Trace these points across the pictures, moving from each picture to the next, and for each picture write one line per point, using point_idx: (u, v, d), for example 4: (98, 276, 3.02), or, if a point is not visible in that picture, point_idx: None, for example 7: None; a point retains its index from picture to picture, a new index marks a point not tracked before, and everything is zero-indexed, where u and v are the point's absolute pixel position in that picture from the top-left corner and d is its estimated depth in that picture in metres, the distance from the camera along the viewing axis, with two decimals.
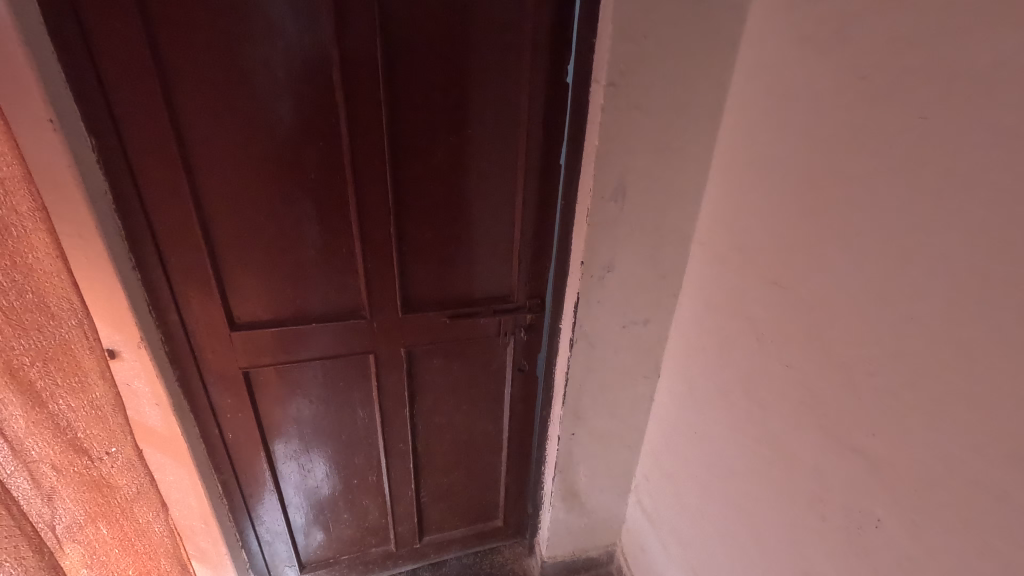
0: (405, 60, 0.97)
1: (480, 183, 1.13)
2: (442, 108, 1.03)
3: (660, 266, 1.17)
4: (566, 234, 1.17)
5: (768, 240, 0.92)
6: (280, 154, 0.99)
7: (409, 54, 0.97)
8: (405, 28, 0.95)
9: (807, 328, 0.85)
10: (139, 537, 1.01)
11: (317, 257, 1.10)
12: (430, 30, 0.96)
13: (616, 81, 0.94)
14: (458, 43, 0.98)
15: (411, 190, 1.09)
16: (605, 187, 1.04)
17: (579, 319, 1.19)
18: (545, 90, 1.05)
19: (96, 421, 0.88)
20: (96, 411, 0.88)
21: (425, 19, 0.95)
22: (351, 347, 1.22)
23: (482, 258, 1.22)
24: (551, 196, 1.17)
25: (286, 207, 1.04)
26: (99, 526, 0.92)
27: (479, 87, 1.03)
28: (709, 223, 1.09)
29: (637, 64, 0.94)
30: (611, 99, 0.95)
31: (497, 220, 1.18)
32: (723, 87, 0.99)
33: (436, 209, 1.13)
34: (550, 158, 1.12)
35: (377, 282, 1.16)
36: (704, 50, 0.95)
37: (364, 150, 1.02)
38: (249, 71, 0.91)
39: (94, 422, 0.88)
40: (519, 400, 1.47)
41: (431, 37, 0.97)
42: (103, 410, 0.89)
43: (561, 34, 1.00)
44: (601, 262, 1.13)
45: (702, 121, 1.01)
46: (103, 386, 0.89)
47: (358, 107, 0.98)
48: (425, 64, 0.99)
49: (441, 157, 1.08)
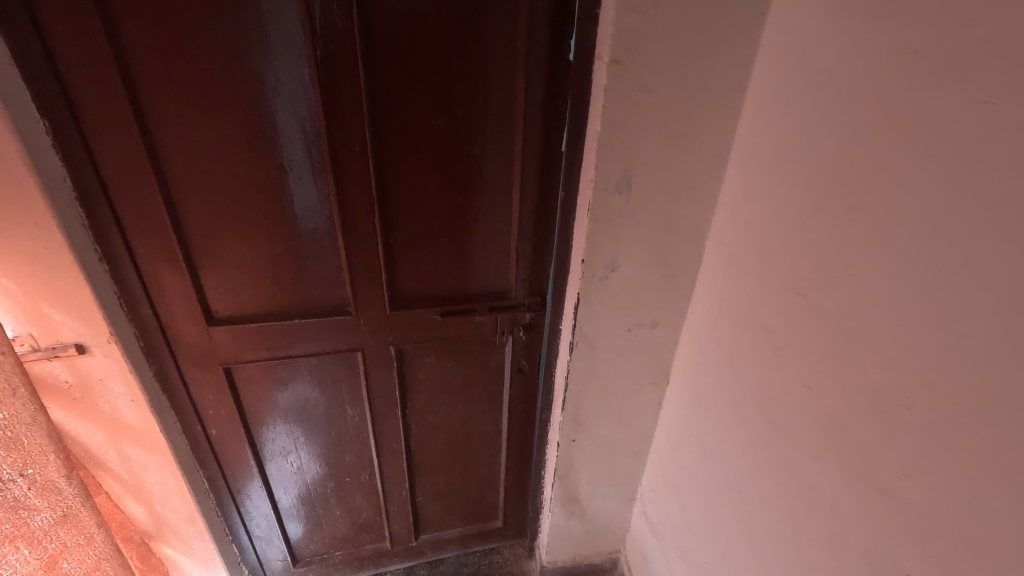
0: (386, 35, 0.88)
1: (474, 170, 1.04)
2: (429, 90, 0.94)
3: (669, 266, 1.06)
4: (567, 229, 1.07)
5: (791, 241, 0.81)
6: (252, 138, 0.91)
7: (391, 28, 0.88)
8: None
9: (831, 344, 0.74)
10: (69, 558, 0.98)
11: (299, 250, 1.04)
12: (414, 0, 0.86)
13: (622, 58, 0.82)
14: (446, 16, 0.88)
15: (398, 179, 1.01)
16: (608, 178, 0.93)
17: (579, 322, 1.10)
18: (544, 68, 0.94)
19: (8, 442, 0.85)
20: (9, 430, 0.85)
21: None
22: (338, 344, 1.15)
23: (476, 252, 1.14)
24: (552, 186, 1.07)
25: (262, 196, 0.97)
26: (18, 548, 0.88)
27: (471, 66, 0.93)
28: (725, 218, 0.98)
29: (646, 37, 0.81)
30: (616, 77, 0.83)
31: (495, 212, 1.10)
32: (746, 64, 0.86)
33: (425, 200, 1.05)
34: (551, 144, 1.02)
35: (363, 277, 1.08)
36: (724, 21, 0.82)
37: (343, 135, 0.93)
38: (215, 49, 0.84)
39: (4, 443, 0.84)
40: (519, 401, 1.39)
41: (416, 11, 0.87)
42: (15, 430, 0.86)
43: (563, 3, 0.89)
44: (604, 261, 1.02)
45: (721, 103, 0.89)
46: (17, 403, 0.86)
47: (334, 87, 0.89)
48: (410, 41, 0.89)
49: (430, 143, 0.99)
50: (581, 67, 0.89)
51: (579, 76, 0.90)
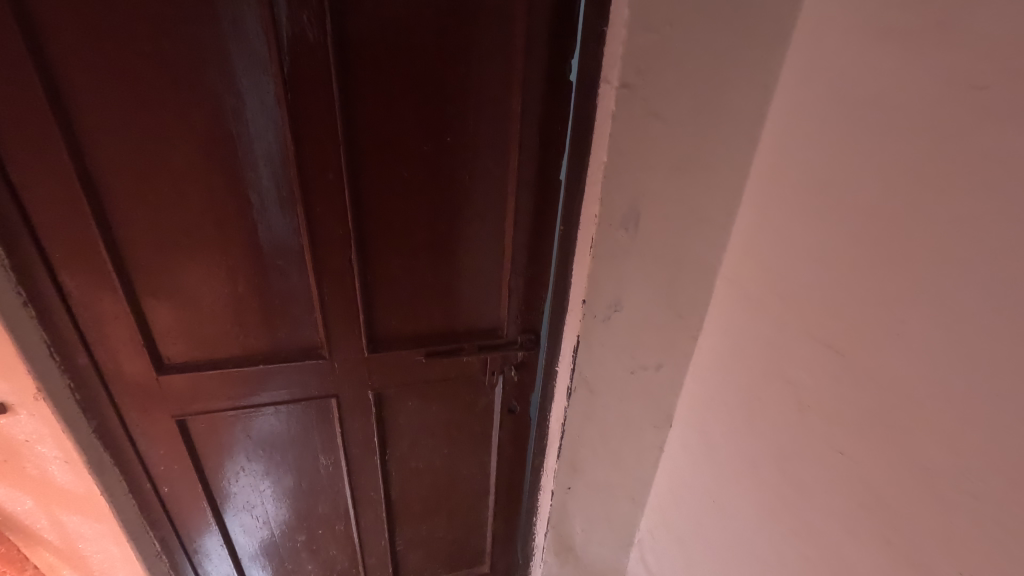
0: (365, 50, 0.77)
1: (463, 199, 0.93)
2: (413, 112, 0.84)
3: (676, 305, 0.97)
4: (566, 266, 0.96)
5: (823, 287, 0.72)
6: (207, 166, 0.80)
7: (370, 42, 0.77)
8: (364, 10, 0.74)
9: (875, 410, 0.66)
10: None
11: (265, 288, 0.92)
12: (398, 12, 0.76)
13: (632, 83, 0.73)
14: (433, 30, 0.78)
15: (379, 209, 0.90)
16: (613, 213, 0.83)
17: (577, 366, 1.00)
18: (542, 90, 0.85)
19: None
20: None
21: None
22: (309, 390, 1.03)
23: (463, 287, 1.03)
24: (549, 216, 0.98)
25: (219, 230, 0.85)
26: None
27: (461, 86, 0.83)
28: (739, 255, 0.89)
29: (659, 60, 0.72)
30: (626, 104, 0.74)
31: (486, 244, 1.00)
32: (766, 90, 0.78)
33: (409, 232, 0.94)
34: (549, 171, 0.92)
35: (338, 318, 0.97)
36: (744, 43, 0.74)
37: (314, 163, 0.82)
38: (165, 62, 0.72)
39: None
40: (509, 443, 1.28)
41: (399, 24, 0.77)
42: None
43: (565, 19, 0.79)
44: (607, 301, 0.93)
45: (738, 133, 0.81)
46: None
47: (304, 109, 0.78)
48: (393, 58, 0.79)
49: (414, 171, 0.88)
50: (584, 90, 0.80)
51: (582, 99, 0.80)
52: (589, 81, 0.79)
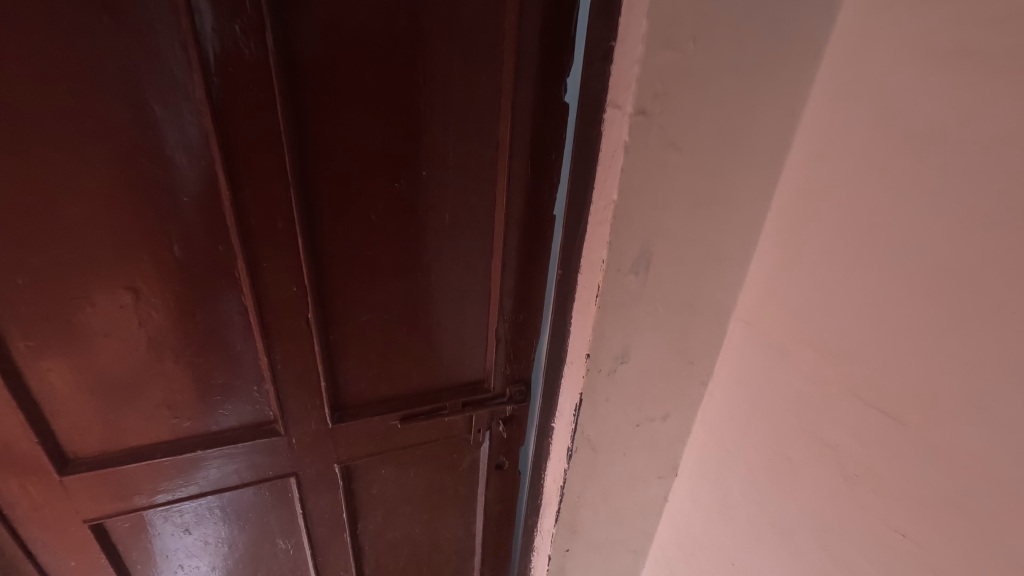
0: (319, 69, 0.62)
1: (441, 242, 0.79)
2: (381, 145, 0.69)
3: (687, 351, 0.86)
4: (563, 314, 0.83)
5: (874, 342, 0.63)
6: (116, 219, 0.63)
7: (326, 59, 0.61)
8: (316, 20, 0.59)
9: (948, 491, 0.57)
10: None
11: (202, 360, 0.74)
12: (361, 23, 0.61)
13: (649, 109, 0.61)
14: (404, 45, 0.64)
15: (341, 259, 0.74)
16: (623, 258, 0.71)
17: (580, 425, 0.88)
18: (534, 115, 0.72)
19: None
20: None
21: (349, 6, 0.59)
22: (262, 472, 0.86)
23: (443, 339, 0.89)
24: (540, 256, 0.85)
25: (136, 295, 0.68)
26: None
27: (438, 112, 0.69)
28: (760, 297, 0.79)
29: (681, 82, 0.61)
30: (641, 134, 0.62)
31: (469, 291, 0.86)
32: (793, 115, 0.68)
33: (378, 283, 0.79)
34: (541, 206, 0.80)
35: (294, 387, 0.80)
36: (774, 62, 0.63)
37: (258, 209, 0.66)
38: (50, 89, 0.55)
39: None
40: (497, 501, 1.14)
41: (361, 38, 0.62)
42: None
43: (561, 33, 0.67)
44: (613, 354, 0.81)
45: (761, 163, 0.71)
46: None
47: (242, 146, 0.61)
48: (353, 79, 0.64)
49: (383, 213, 0.74)
50: (586, 115, 0.68)
51: (585, 126, 0.68)
52: (593, 106, 0.66)
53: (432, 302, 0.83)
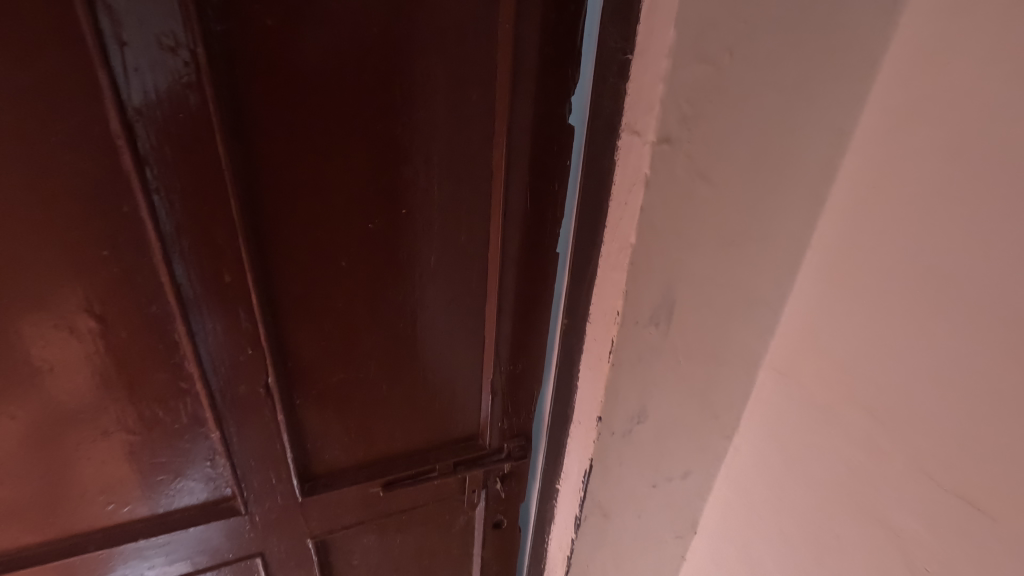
0: (270, 91, 0.50)
1: (425, 288, 0.68)
2: (351, 180, 0.57)
3: (712, 404, 0.75)
4: (569, 367, 0.72)
5: (951, 414, 0.52)
6: (15, 281, 0.50)
7: (278, 78, 0.50)
8: (264, 30, 0.47)
9: None
10: None
11: (141, 437, 0.62)
12: (321, 33, 0.49)
13: (675, 136, 0.50)
14: (375, 61, 0.52)
15: (306, 314, 0.63)
16: (641, 308, 0.60)
17: (589, 491, 0.76)
18: (534, 140, 0.61)
19: None
20: None
21: (306, 13, 0.48)
22: (220, 555, 0.74)
23: (430, 393, 0.77)
24: (541, 298, 0.74)
25: (49, 369, 0.55)
26: None
27: (419, 141, 0.58)
28: (797, 346, 0.68)
29: (714, 104, 0.50)
30: (665, 165, 0.51)
31: (460, 340, 0.75)
32: (841, 139, 0.58)
33: (352, 337, 0.67)
34: (541, 243, 0.69)
35: (255, 461, 0.68)
36: (823, 77, 0.53)
37: (199, 264, 0.54)
38: None
39: None
40: (494, 561, 1.02)
41: (322, 51, 0.50)
42: None
43: (566, 45, 0.56)
44: (628, 414, 0.69)
45: (802, 194, 0.60)
46: None
47: (175, 190, 0.50)
48: (314, 102, 0.52)
49: (355, 258, 0.62)
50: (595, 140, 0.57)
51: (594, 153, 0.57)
52: (605, 131, 0.55)
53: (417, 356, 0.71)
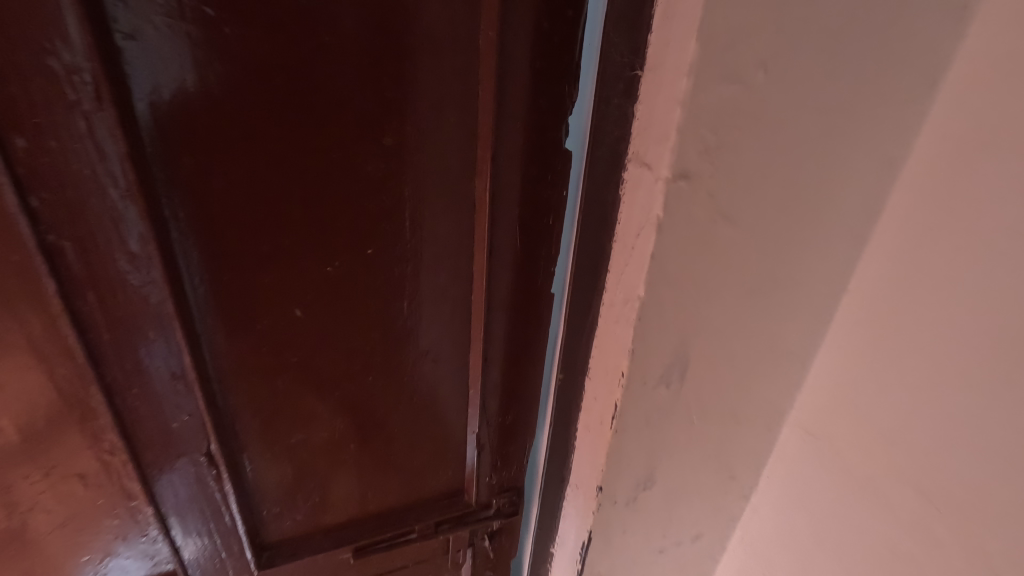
0: (196, 113, 0.41)
1: (398, 335, 0.59)
2: (303, 220, 0.48)
3: (728, 465, 0.65)
4: (566, 424, 0.62)
5: None
6: None
7: (205, 98, 0.41)
8: (183, 40, 0.38)
9: None
10: None
11: (60, 513, 0.53)
12: (258, 44, 0.40)
13: (695, 171, 0.41)
14: (328, 77, 0.43)
15: (254, 371, 0.54)
16: (650, 368, 0.51)
17: (589, 563, 0.67)
18: (525, 169, 0.52)
19: None
20: None
21: (236, 19, 0.39)
22: None
23: (406, 449, 0.68)
24: (534, 343, 0.65)
25: None
26: None
27: (386, 173, 0.49)
28: (829, 406, 0.58)
29: (743, 132, 0.40)
30: (682, 206, 0.42)
31: (440, 390, 0.65)
32: (890, 169, 0.49)
33: (311, 394, 0.58)
34: (533, 283, 0.60)
35: (200, 532, 0.60)
36: (873, 98, 0.44)
37: (118, 322, 0.45)
38: None
39: None
40: None
41: (259, 65, 0.41)
42: None
43: (563, 57, 0.47)
44: (634, 481, 0.60)
45: (842, 232, 0.51)
46: None
47: (81, 236, 0.41)
48: (252, 126, 0.43)
49: (312, 308, 0.53)
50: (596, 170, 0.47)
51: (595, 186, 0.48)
52: (608, 160, 0.46)
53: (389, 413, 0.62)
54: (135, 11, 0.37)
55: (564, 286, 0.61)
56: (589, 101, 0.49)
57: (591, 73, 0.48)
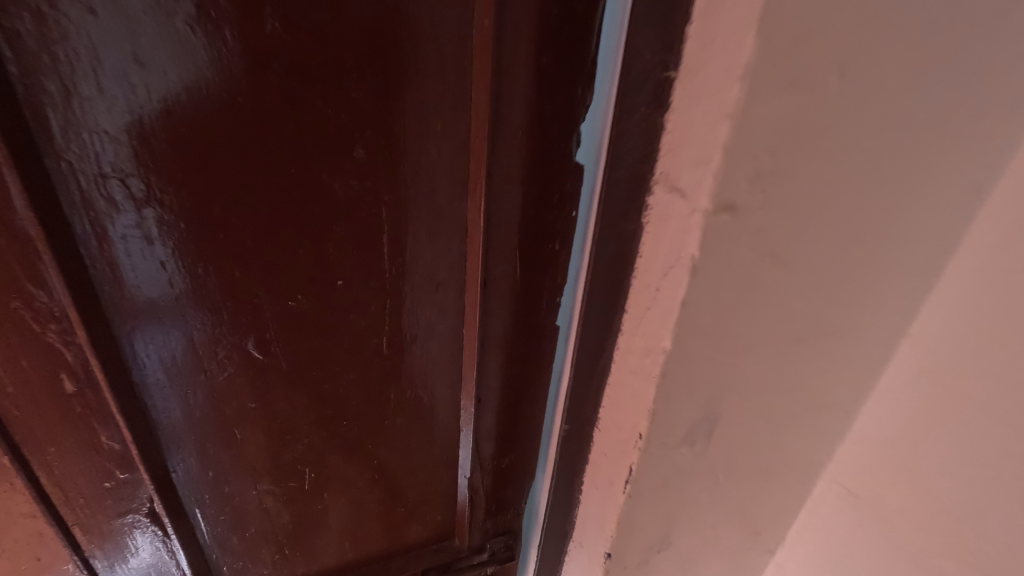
0: (137, 120, 0.37)
1: (376, 364, 0.54)
2: (262, 243, 0.45)
3: (752, 522, 0.56)
4: (568, 478, 0.54)
5: None
6: None
7: (151, 103, 0.37)
8: (121, 36, 0.35)
9: None
10: None
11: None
12: (207, 46, 0.37)
13: (741, 203, 0.32)
14: (293, 83, 0.40)
15: (205, 403, 0.49)
16: (673, 429, 0.42)
17: None
18: (527, 193, 0.50)
19: None
20: None
21: (190, 16, 0.35)
22: None
23: (384, 489, 0.62)
24: (531, 371, 0.61)
25: None
26: None
27: (354, 195, 0.46)
28: (869, 463, 0.50)
29: (804, 154, 0.32)
30: (722, 242, 0.33)
31: (423, 421, 0.60)
32: (972, 199, 0.40)
33: (274, 428, 0.53)
34: (531, 308, 0.57)
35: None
36: (959, 114, 0.35)
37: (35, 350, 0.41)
38: None
39: None
40: None
41: (215, 69, 0.38)
42: None
43: (569, 79, 0.45)
44: (647, 549, 0.51)
45: (908, 271, 0.42)
46: None
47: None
48: (200, 138, 0.39)
49: (271, 335, 0.49)
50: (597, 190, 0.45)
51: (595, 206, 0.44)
52: (631, 182, 0.37)
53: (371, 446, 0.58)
54: (63, 2, 0.33)
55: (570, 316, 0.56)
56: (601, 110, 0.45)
57: (605, 81, 0.45)
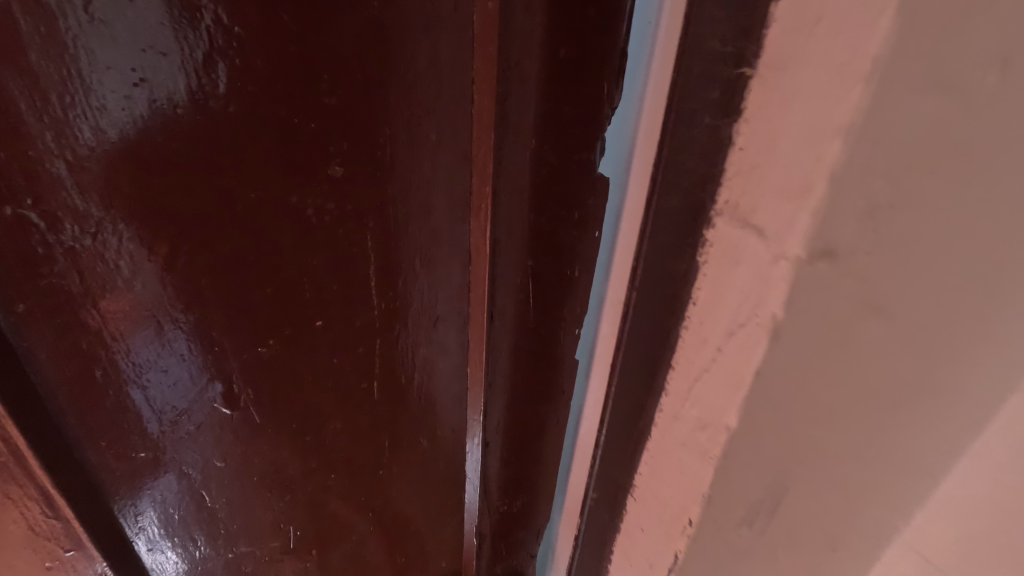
0: (57, 138, 0.31)
1: (364, 407, 0.48)
2: (233, 278, 0.38)
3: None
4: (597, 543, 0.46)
5: None
6: None
7: (82, 126, 0.31)
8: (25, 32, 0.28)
9: None
10: None
11: None
12: (150, 53, 0.30)
13: (845, 248, 0.23)
14: (243, 88, 0.33)
15: (170, 454, 0.43)
16: (731, 510, 0.34)
17: None
18: (540, 209, 0.41)
19: None
20: None
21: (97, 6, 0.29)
22: None
23: (378, 535, 0.56)
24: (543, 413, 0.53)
25: None
26: None
27: (339, 223, 0.39)
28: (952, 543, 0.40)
29: (936, 182, 0.23)
30: (816, 298, 0.25)
31: (421, 461, 0.53)
32: None
33: (254, 477, 0.47)
34: (546, 341, 0.49)
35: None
36: None
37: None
38: None
39: None
40: None
41: (140, 72, 0.31)
42: None
43: (598, 76, 0.36)
44: None
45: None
46: None
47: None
48: (146, 161, 0.33)
49: (250, 379, 0.43)
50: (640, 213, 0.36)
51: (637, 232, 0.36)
52: (688, 215, 0.29)
53: (366, 488, 0.52)
54: None
55: (591, 352, 0.48)
56: (636, 112, 0.36)
57: (638, 75, 0.36)
